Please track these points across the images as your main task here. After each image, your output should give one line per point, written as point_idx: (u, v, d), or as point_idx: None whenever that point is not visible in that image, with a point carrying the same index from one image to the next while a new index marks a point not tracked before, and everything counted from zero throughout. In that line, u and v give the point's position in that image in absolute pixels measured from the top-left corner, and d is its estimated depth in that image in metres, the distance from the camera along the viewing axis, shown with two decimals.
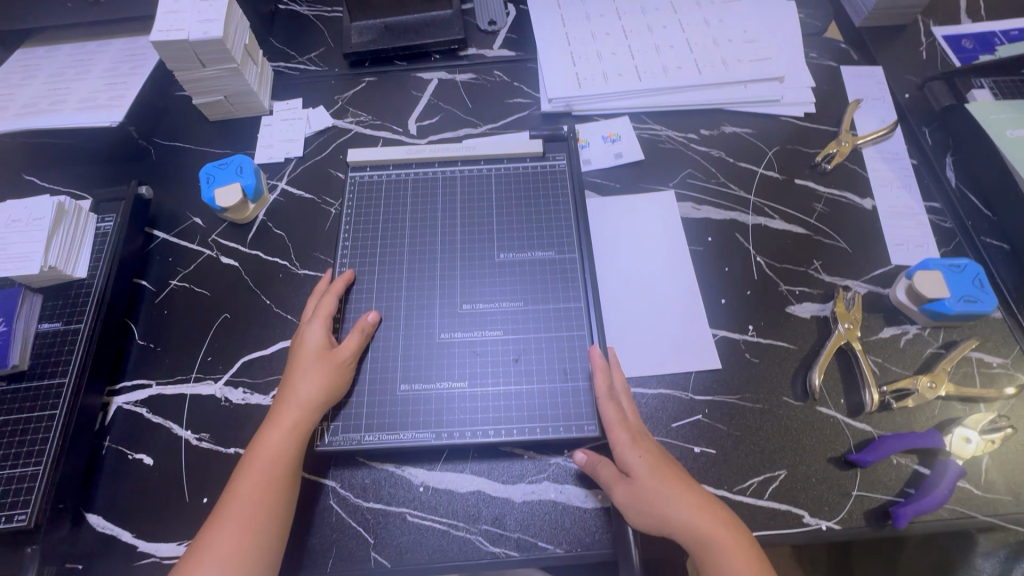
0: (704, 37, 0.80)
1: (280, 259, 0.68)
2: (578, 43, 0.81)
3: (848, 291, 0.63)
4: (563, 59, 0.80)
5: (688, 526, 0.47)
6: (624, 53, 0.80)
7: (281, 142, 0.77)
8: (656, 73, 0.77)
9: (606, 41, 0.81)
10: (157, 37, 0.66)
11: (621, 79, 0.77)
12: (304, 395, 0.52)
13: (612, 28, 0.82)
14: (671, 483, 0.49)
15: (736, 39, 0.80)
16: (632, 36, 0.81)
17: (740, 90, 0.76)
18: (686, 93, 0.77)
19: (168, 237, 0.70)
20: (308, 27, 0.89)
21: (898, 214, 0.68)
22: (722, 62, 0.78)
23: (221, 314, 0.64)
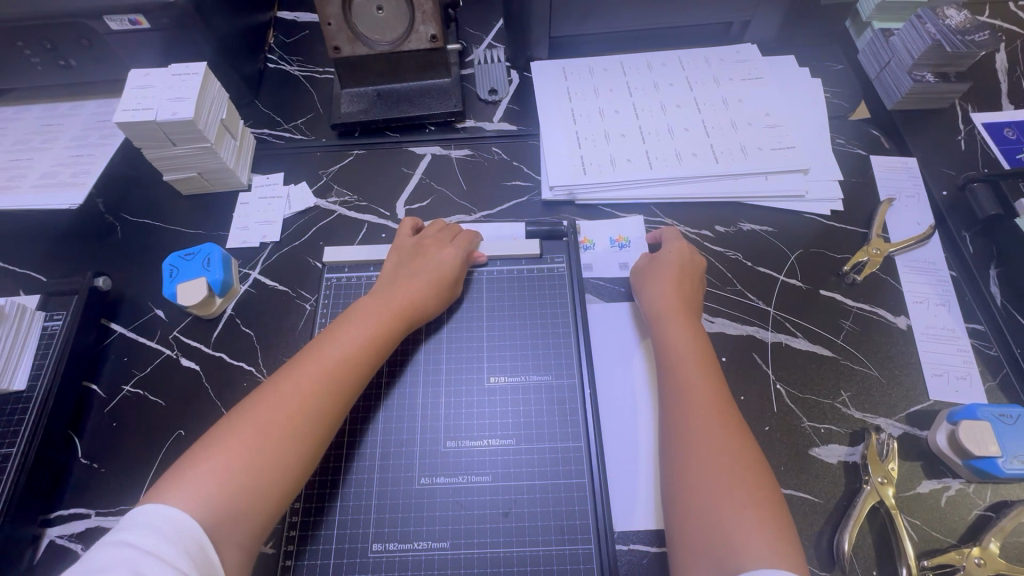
0: (722, 120, 0.74)
1: (246, 364, 0.62)
2: (584, 122, 0.75)
3: (882, 432, 0.55)
4: (567, 140, 0.74)
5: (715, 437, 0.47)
6: (634, 135, 0.73)
7: (257, 225, 0.70)
8: (668, 159, 0.71)
9: (615, 122, 0.75)
10: (122, 117, 0.60)
11: (631, 165, 0.71)
12: (336, 356, 0.48)
13: (622, 106, 0.76)
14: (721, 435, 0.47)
15: (758, 124, 0.73)
16: (643, 117, 0.75)
17: (761, 183, 0.69)
18: (701, 184, 0.70)
19: (125, 332, 0.64)
20: (296, 90, 0.83)
21: (936, 337, 0.60)
22: (742, 150, 0.71)
23: (176, 430, 0.58)
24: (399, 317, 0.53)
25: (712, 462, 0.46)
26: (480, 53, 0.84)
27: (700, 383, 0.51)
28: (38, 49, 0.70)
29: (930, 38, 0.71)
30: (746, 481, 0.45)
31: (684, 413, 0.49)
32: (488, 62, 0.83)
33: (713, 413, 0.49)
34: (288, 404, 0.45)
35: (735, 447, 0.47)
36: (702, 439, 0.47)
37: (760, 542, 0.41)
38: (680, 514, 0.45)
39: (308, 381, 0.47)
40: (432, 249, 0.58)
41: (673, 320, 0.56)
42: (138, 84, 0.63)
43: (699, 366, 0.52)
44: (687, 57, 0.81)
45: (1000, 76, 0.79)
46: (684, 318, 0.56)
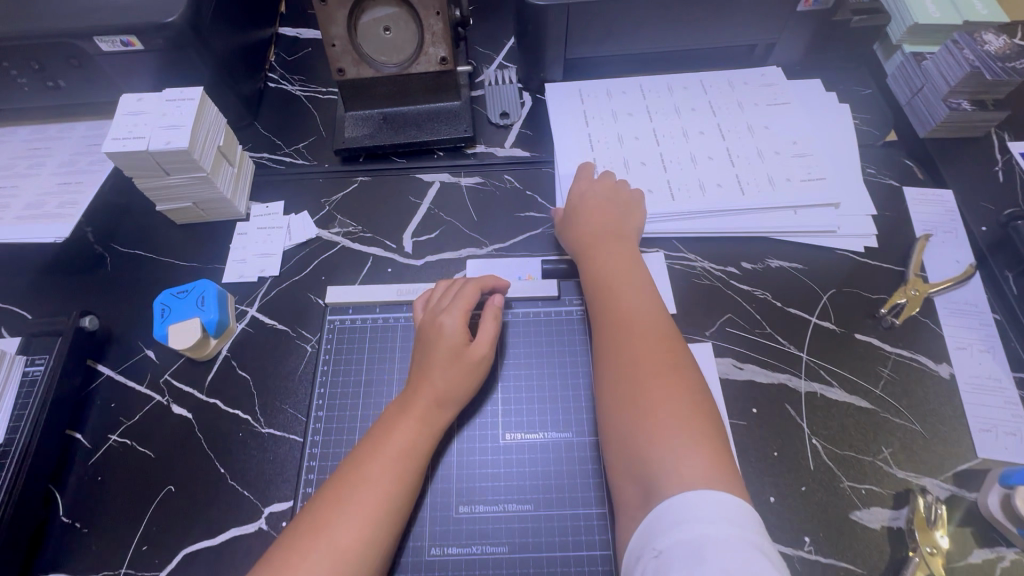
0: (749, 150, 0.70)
1: (242, 412, 0.57)
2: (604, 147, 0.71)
3: (928, 494, 0.51)
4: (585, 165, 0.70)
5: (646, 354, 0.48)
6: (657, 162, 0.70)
7: (256, 257, 0.66)
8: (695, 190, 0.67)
9: (636, 147, 0.71)
10: (112, 147, 0.57)
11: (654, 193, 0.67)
12: (375, 474, 0.44)
13: (644, 130, 0.72)
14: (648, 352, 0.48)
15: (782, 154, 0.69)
16: (666, 143, 0.71)
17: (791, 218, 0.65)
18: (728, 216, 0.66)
19: (113, 375, 0.60)
20: (298, 111, 0.80)
21: (982, 388, 0.56)
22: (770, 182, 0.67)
23: (165, 485, 0.54)
24: (437, 413, 0.49)
25: (639, 378, 0.46)
26: (491, 74, 0.80)
27: (627, 304, 0.52)
28: (24, 70, 0.66)
29: (967, 65, 0.67)
30: (670, 387, 0.45)
31: (608, 337, 0.50)
32: (499, 83, 0.79)
33: (637, 337, 0.49)
34: (335, 536, 0.42)
35: (659, 361, 0.47)
36: (626, 361, 0.48)
37: (686, 455, 0.41)
38: (614, 434, 0.46)
39: (349, 497, 0.43)
40: (442, 321, 0.51)
41: (598, 249, 0.57)
42: (130, 110, 0.60)
43: (631, 293, 0.53)
44: (709, 80, 0.77)
45: None
46: (612, 246, 0.57)
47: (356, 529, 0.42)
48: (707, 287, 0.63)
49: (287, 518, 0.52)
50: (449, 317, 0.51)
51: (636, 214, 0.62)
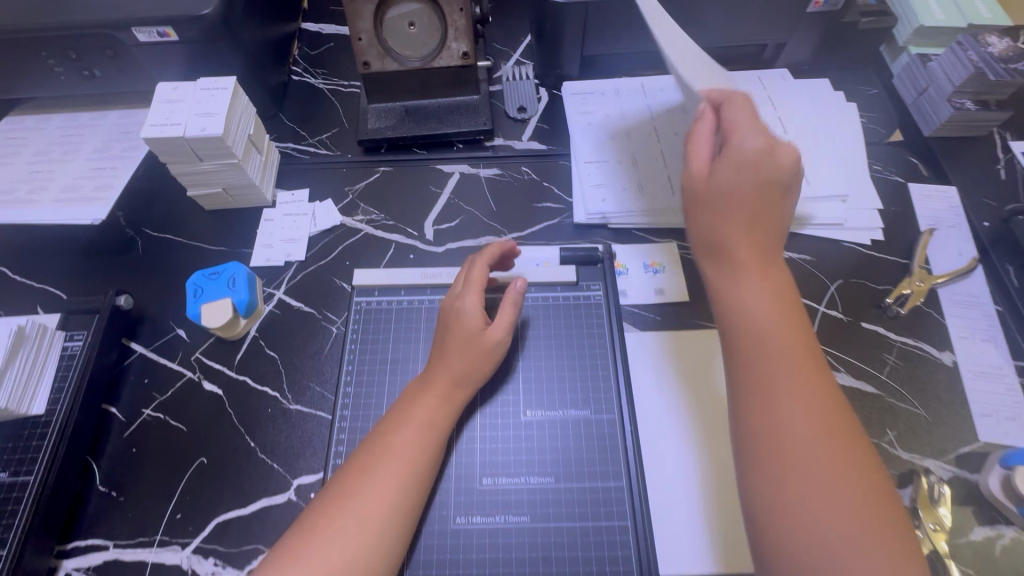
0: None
1: (270, 389, 0.60)
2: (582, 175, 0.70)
3: (931, 474, 0.53)
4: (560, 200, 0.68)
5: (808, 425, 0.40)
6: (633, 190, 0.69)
7: (282, 243, 0.69)
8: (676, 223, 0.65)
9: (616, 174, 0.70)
10: (150, 133, 0.59)
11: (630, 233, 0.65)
12: (410, 440, 0.47)
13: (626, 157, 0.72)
14: (824, 421, 0.40)
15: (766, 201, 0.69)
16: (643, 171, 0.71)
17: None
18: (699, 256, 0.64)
19: (146, 353, 0.62)
20: (321, 103, 0.82)
21: (983, 374, 0.59)
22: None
23: (197, 457, 0.56)
24: (460, 393, 0.50)
25: (813, 457, 0.39)
26: (508, 69, 0.83)
27: (777, 349, 0.43)
28: (61, 60, 0.69)
29: (972, 66, 0.69)
30: (845, 475, 0.38)
31: (761, 392, 0.42)
32: (517, 79, 0.82)
33: (797, 384, 0.41)
34: (367, 507, 0.43)
35: (825, 411, 0.40)
36: (818, 410, 0.40)
37: (871, 550, 0.35)
38: (770, 517, 0.39)
39: (383, 472, 0.45)
40: (464, 299, 0.53)
41: (746, 267, 0.47)
42: (166, 98, 0.62)
43: (791, 330, 0.44)
44: None
45: None
46: (760, 264, 0.47)
47: (388, 499, 0.44)
48: None
49: (315, 489, 0.54)
50: (468, 297, 0.53)
51: (787, 207, 0.49)
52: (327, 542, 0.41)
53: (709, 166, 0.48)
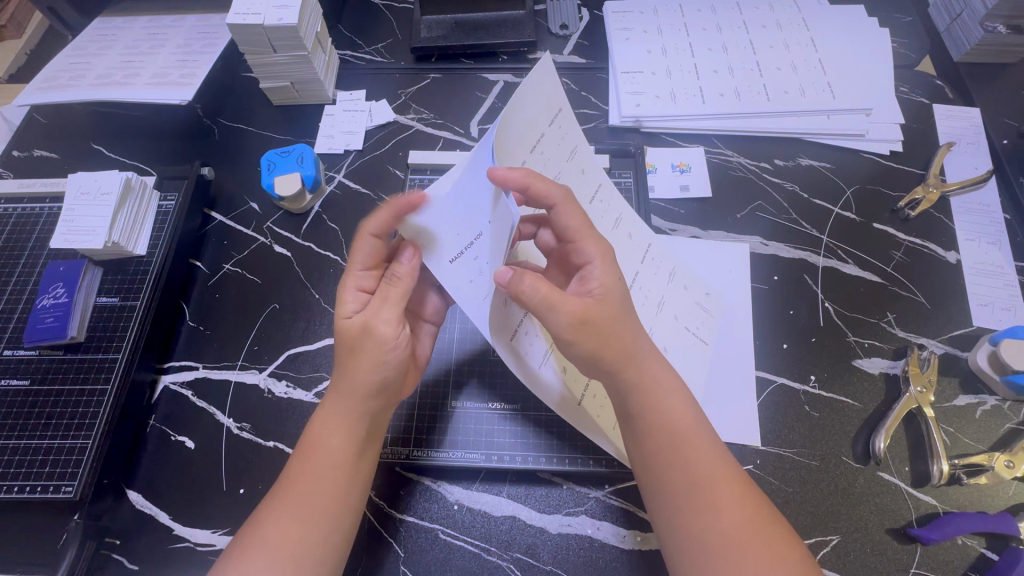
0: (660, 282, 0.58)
1: (332, 254, 0.68)
2: (563, 159, 0.49)
3: (924, 350, 0.58)
4: (529, 137, 0.44)
5: (671, 423, 0.45)
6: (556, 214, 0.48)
7: (341, 134, 0.76)
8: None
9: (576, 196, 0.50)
10: (234, 20, 0.66)
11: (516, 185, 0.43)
12: (343, 405, 0.47)
13: (585, 182, 0.52)
14: (666, 386, 0.46)
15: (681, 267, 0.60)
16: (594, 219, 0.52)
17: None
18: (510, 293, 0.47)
19: (225, 220, 0.70)
20: (376, 17, 0.88)
21: (985, 272, 0.63)
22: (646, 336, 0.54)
23: (270, 303, 0.65)
24: (366, 368, 0.46)
25: (695, 482, 0.43)
26: None
27: (631, 332, 0.45)
28: None
29: None
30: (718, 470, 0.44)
31: (630, 380, 0.45)
32: None
33: (659, 373, 0.46)
34: (329, 450, 0.46)
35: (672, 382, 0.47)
36: (667, 415, 0.45)
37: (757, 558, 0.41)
38: (679, 501, 0.43)
39: (332, 425, 0.47)
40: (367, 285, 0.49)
41: (624, 320, 0.45)
42: None
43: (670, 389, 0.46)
44: (746, 2, 0.82)
45: None
46: (605, 329, 0.44)
47: (343, 454, 0.46)
48: (740, 177, 0.71)
49: None
50: (368, 281, 0.49)
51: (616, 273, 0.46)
52: (300, 473, 0.46)
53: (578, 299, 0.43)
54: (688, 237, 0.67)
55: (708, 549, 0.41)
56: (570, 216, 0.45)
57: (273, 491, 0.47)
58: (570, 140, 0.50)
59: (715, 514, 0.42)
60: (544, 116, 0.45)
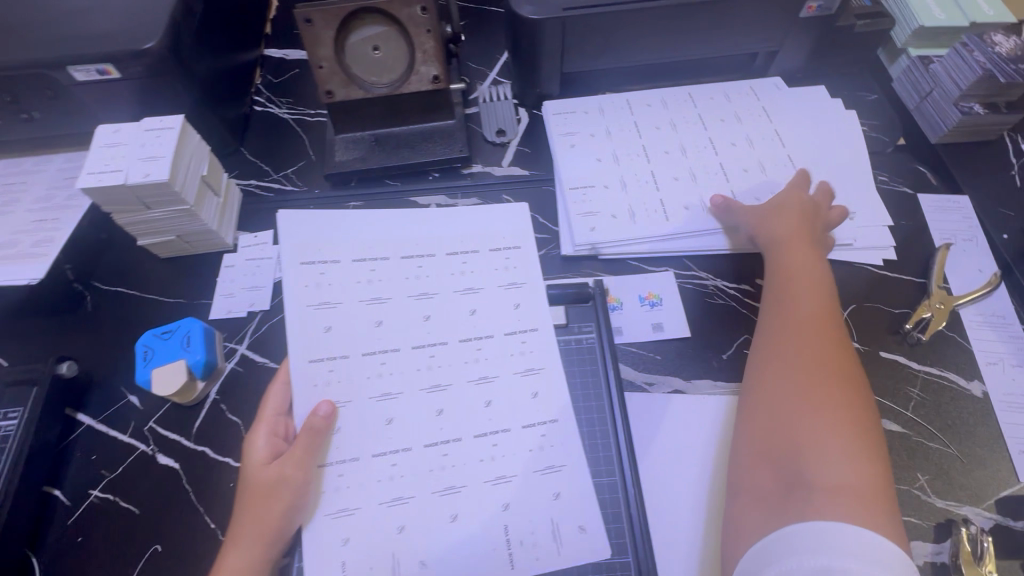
0: (523, 405, 0.50)
1: (233, 460, 0.54)
2: (485, 272, 0.56)
3: (971, 524, 0.47)
4: (463, 237, 0.58)
5: (796, 302, 0.52)
6: (407, 296, 0.54)
7: (245, 290, 0.63)
8: (351, 335, 0.52)
9: (450, 303, 0.54)
10: (87, 182, 0.54)
11: (384, 245, 0.56)
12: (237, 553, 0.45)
13: (505, 271, 0.57)
14: (809, 282, 0.53)
15: (555, 391, 0.51)
16: (448, 323, 0.53)
17: (379, 479, 0.47)
18: (319, 320, 0.52)
19: (95, 423, 0.56)
20: (286, 136, 0.77)
21: (1018, 405, 0.53)
22: (387, 420, 0.49)
23: (151, 545, 0.50)
24: (262, 515, 0.45)
25: (806, 379, 0.46)
26: (485, 90, 0.78)
27: (782, 231, 0.58)
28: None
29: (981, 68, 0.64)
30: (835, 379, 0.46)
31: (775, 267, 0.56)
32: (494, 100, 0.77)
33: (803, 269, 0.55)
34: None
35: (825, 301, 0.52)
36: (806, 311, 0.51)
37: (824, 445, 0.42)
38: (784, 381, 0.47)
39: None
40: (280, 430, 0.50)
41: (804, 236, 0.57)
42: (107, 141, 0.57)
43: (819, 313, 0.51)
44: (699, 92, 0.74)
45: None
46: (793, 225, 0.58)
47: None
48: (719, 306, 0.60)
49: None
50: (280, 424, 0.51)
51: (825, 230, 0.59)
52: None
53: (791, 225, 0.58)
54: (669, 391, 0.56)
55: (783, 432, 0.44)
56: (801, 182, 0.62)
57: None
58: (524, 237, 0.59)
59: (811, 392, 0.46)
60: (495, 237, 0.59)
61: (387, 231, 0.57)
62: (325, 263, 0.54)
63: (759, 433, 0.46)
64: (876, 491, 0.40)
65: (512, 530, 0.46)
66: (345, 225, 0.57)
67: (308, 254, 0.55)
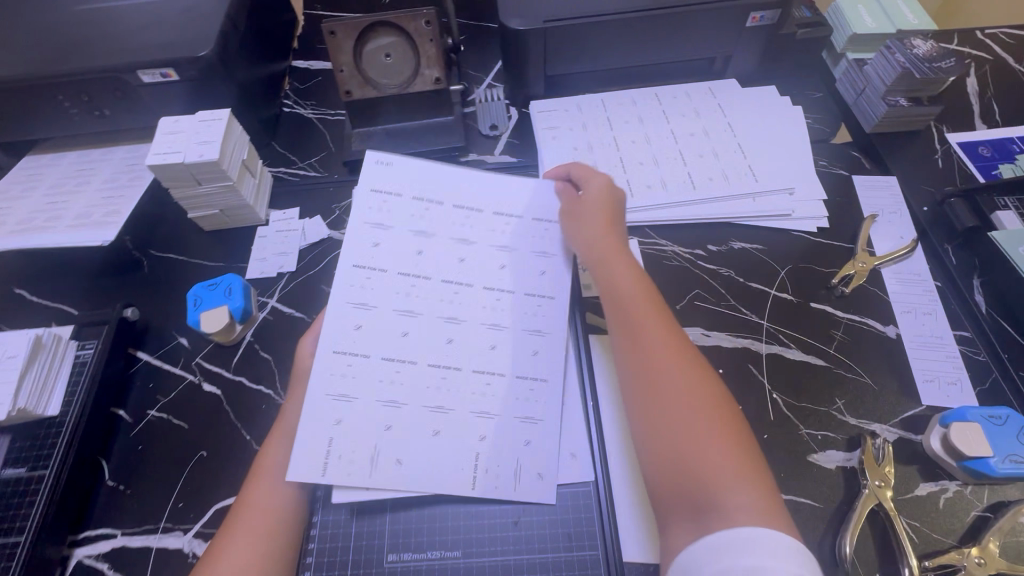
0: (523, 347, 0.62)
1: (265, 388, 0.65)
2: (517, 237, 0.67)
3: (877, 437, 0.57)
4: (501, 209, 0.68)
5: (669, 367, 0.53)
6: (449, 240, 0.66)
7: (275, 255, 0.75)
8: (397, 259, 0.64)
9: (480, 253, 0.65)
10: (154, 161, 0.66)
11: (433, 194, 0.68)
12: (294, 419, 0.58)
13: (531, 242, 0.67)
14: (651, 323, 0.57)
15: (554, 343, 0.62)
16: (474, 271, 0.64)
17: (383, 380, 0.59)
18: (372, 240, 0.65)
19: (152, 359, 0.67)
20: (310, 131, 0.90)
21: (925, 343, 0.63)
22: (404, 332, 0.60)
23: (198, 451, 0.61)
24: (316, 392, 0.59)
25: (687, 437, 0.50)
26: (481, 93, 0.90)
27: (626, 284, 0.60)
28: (76, 101, 0.76)
29: (899, 66, 0.75)
30: (715, 429, 0.50)
31: (614, 316, 0.59)
32: (488, 100, 0.89)
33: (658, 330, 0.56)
34: (277, 459, 0.56)
35: (675, 351, 0.55)
36: (678, 347, 0.55)
37: (731, 486, 0.46)
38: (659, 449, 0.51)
39: (288, 442, 0.57)
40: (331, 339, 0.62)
41: (625, 288, 0.60)
42: (169, 129, 0.69)
43: (680, 358, 0.54)
44: (664, 93, 0.86)
45: (971, 98, 0.83)
46: (631, 288, 0.60)
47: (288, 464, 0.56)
48: (676, 266, 0.71)
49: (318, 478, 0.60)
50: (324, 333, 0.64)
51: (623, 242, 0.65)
52: (259, 484, 0.54)
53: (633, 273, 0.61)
54: None
55: (696, 489, 0.47)
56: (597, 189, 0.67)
57: (229, 516, 0.54)
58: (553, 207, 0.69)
59: (704, 460, 0.48)
60: (534, 211, 0.68)
61: (435, 180, 0.68)
62: (388, 199, 0.67)
63: (674, 512, 0.48)
64: (769, 507, 0.45)
65: (484, 452, 0.57)
66: (406, 173, 0.68)
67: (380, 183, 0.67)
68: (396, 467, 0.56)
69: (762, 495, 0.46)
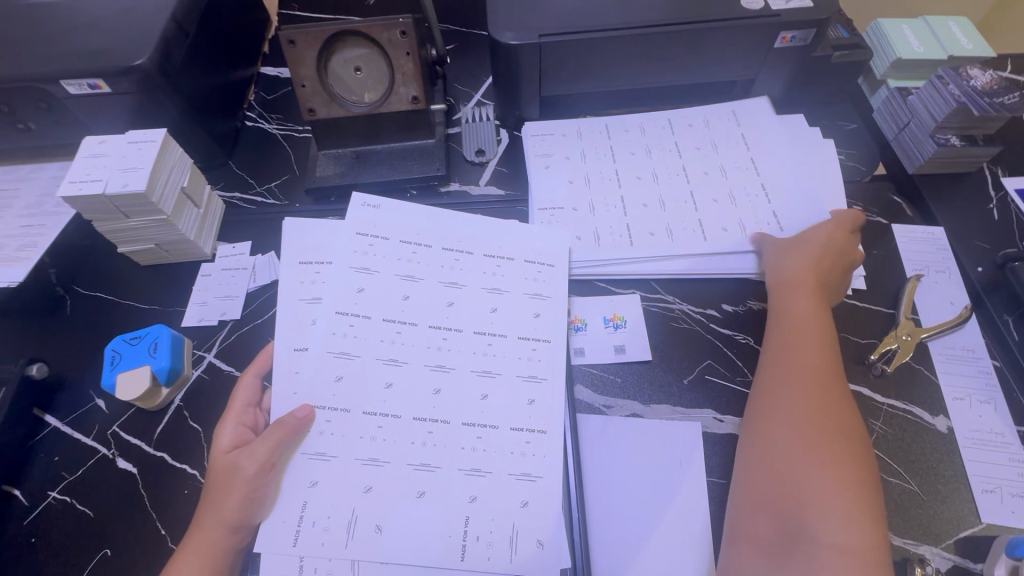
0: (516, 405, 0.52)
1: (189, 468, 0.54)
2: (512, 280, 0.58)
3: (928, 565, 0.46)
4: (494, 249, 0.60)
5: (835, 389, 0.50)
6: (437, 281, 0.57)
7: (218, 299, 0.64)
8: (381, 301, 0.56)
9: (473, 294, 0.57)
10: (68, 191, 0.56)
11: (422, 235, 0.60)
12: (208, 538, 0.45)
13: (525, 287, 0.58)
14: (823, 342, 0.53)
15: (552, 402, 0.53)
16: (467, 315, 0.56)
17: (363, 436, 0.50)
18: (355, 281, 0.56)
19: (60, 425, 0.57)
20: (271, 150, 0.79)
21: (983, 442, 0.52)
22: (387, 383, 0.52)
23: (101, 549, 0.51)
24: (236, 500, 0.45)
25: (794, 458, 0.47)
26: (468, 111, 0.80)
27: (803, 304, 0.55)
28: None
29: (955, 100, 0.64)
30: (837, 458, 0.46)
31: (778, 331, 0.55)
32: (477, 120, 0.79)
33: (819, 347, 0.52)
34: None
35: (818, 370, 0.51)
36: (818, 365, 0.51)
37: (828, 519, 0.43)
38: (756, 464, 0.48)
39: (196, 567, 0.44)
40: (250, 421, 0.51)
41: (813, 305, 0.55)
42: (92, 152, 0.59)
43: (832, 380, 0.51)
44: (677, 120, 0.74)
45: None
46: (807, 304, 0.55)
47: None
48: (686, 329, 0.60)
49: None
50: (249, 416, 0.51)
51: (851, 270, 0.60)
52: None
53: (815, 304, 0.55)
54: (627, 416, 0.55)
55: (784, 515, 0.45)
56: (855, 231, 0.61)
57: None
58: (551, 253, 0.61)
59: (807, 488, 0.45)
60: (533, 257, 0.60)
61: (430, 222, 0.61)
62: (371, 241, 0.59)
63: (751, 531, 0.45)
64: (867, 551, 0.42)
65: (471, 524, 0.47)
66: (392, 212, 0.61)
67: (366, 226, 0.59)
68: (375, 538, 0.46)
69: (864, 536, 0.43)
